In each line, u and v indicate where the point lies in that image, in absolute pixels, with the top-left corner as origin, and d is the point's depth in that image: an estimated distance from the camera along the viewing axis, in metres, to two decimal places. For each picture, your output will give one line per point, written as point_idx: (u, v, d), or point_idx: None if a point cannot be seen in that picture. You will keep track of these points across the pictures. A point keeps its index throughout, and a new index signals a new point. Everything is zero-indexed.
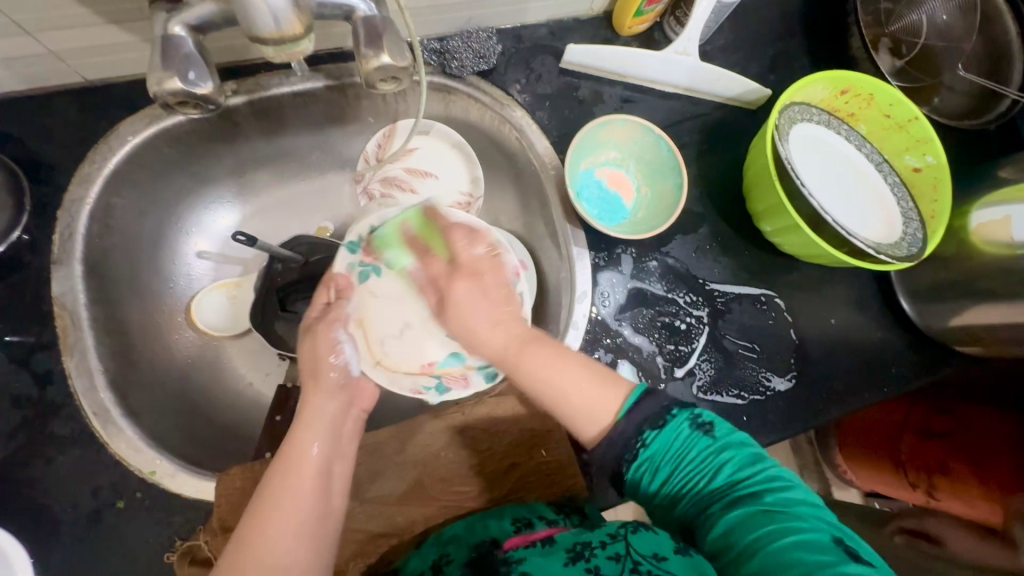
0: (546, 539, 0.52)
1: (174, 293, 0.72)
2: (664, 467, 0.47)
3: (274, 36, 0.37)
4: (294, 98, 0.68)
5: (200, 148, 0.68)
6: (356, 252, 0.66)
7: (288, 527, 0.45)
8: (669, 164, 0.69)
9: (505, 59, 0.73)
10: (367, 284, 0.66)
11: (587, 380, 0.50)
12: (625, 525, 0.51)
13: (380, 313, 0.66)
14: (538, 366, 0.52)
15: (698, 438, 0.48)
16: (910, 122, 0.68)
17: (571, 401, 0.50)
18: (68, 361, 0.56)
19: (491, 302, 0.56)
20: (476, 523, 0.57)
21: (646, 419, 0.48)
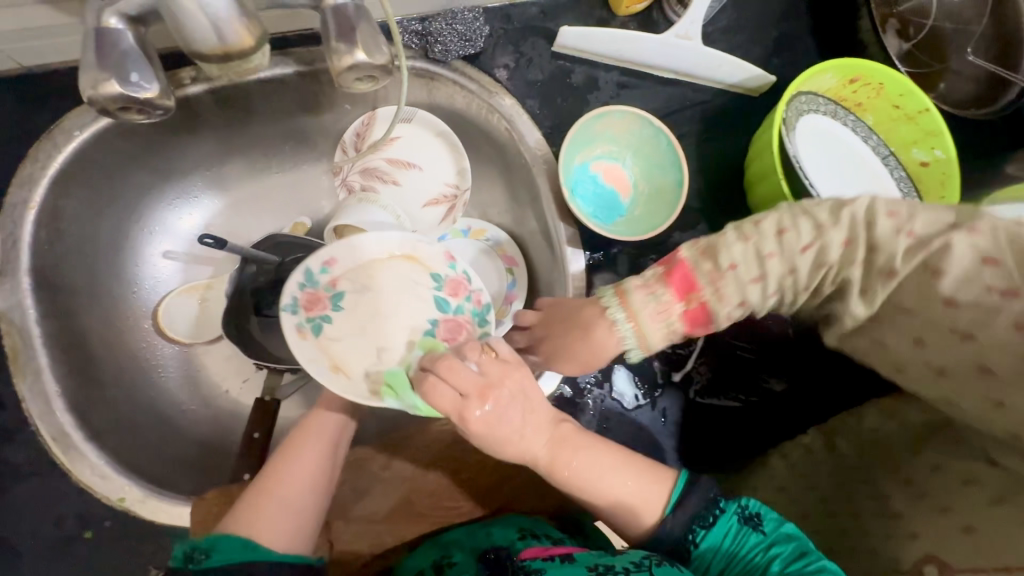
0: (565, 554, 0.49)
1: (139, 299, 0.67)
2: (715, 563, 0.47)
3: (217, 54, 0.36)
4: (260, 85, 0.62)
5: (158, 141, 0.62)
6: (298, 311, 0.57)
7: (299, 486, 0.48)
8: (669, 159, 0.65)
9: (492, 42, 0.67)
10: (323, 334, 0.57)
11: (630, 474, 0.48)
12: (649, 555, 0.47)
13: (348, 351, 0.57)
14: (583, 470, 0.48)
15: (749, 531, 0.47)
16: (921, 114, 0.65)
17: (621, 502, 0.47)
18: (20, 383, 0.52)
19: (517, 420, 0.46)
20: (481, 529, 0.55)
21: (694, 516, 0.47)
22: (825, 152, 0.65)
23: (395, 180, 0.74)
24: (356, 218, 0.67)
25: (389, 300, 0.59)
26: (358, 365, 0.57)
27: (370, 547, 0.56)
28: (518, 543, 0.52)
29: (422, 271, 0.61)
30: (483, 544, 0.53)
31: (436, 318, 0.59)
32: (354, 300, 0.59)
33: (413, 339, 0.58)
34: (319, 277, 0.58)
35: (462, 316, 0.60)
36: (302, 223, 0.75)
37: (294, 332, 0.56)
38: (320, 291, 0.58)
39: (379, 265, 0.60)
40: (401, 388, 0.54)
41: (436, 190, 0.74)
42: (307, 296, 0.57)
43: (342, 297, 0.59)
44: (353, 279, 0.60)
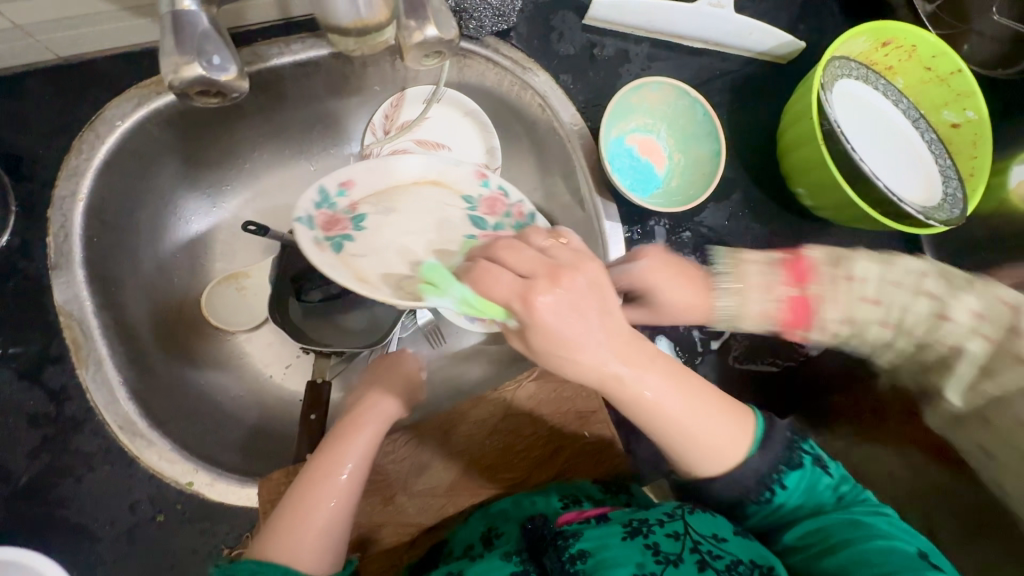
0: (600, 516, 0.50)
1: (181, 287, 0.67)
2: (789, 501, 0.45)
3: (355, 25, 0.40)
4: (296, 68, 0.62)
5: (194, 129, 0.62)
6: (315, 227, 0.57)
7: (323, 508, 0.47)
8: (704, 129, 0.65)
9: (524, 17, 0.66)
10: (346, 252, 0.57)
11: (717, 414, 0.43)
12: (680, 504, 0.48)
13: (371, 263, 0.57)
14: (670, 397, 0.41)
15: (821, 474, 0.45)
16: (952, 75, 0.65)
17: (702, 438, 0.42)
18: (84, 374, 0.52)
19: (598, 327, 0.40)
20: (524, 499, 0.57)
21: (779, 458, 0.44)
22: (859, 118, 0.65)
23: None
24: (373, 178, 0.61)
25: (415, 216, 0.61)
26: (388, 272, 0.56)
27: (432, 520, 0.58)
28: (559, 509, 0.54)
29: (452, 195, 0.63)
30: (526, 514, 0.55)
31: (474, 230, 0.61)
32: (392, 215, 0.60)
33: (442, 250, 0.58)
34: (333, 202, 0.59)
35: (502, 233, 0.61)
36: None
37: (313, 247, 0.56)
38: (338, 214, 0.59)
39: (404, 187, 0.62)
40: (443, 281, 0.49)
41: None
42: (331, 214, 0.59)
43: (362, 218, 0.60)
44: (381, 202, 0.61)
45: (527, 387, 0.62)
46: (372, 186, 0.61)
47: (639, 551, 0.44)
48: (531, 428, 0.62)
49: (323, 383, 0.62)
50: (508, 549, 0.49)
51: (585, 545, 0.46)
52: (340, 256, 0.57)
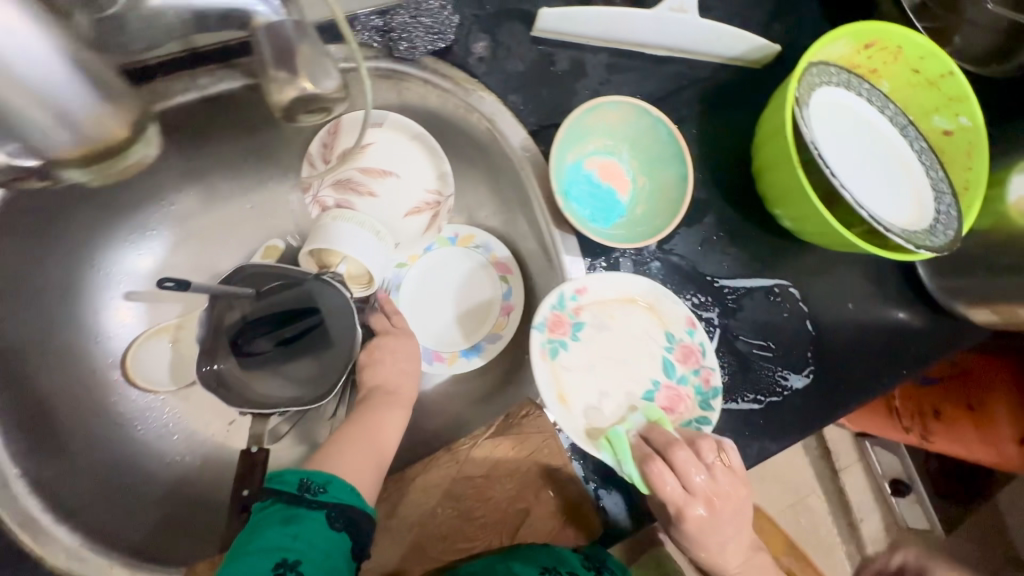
0: None
1: (102, 348, 0.61)
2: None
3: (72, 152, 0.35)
4: (206, 104, 0.55)
5: (98, 176, 0.56)
6: (544, 331, 0.59)
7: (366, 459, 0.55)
8: (669, 152, 0.59)
9: (464, 31, 0.59)
10: (560, 360, 0.60)
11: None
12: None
13: (573, 380, 0.60)
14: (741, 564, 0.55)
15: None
16: (943, 78, 0.59)
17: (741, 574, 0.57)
18: None
19: (730, 533, 0.55)
20: (498, 563, 0.53)
21: None
22: (841, 130, 0.59)
23: (371, 192, 0.67)
24: (602, 285, 0.61)
25: (625, 344, 0.62)
26: (580, 401, 0.60)
27: None
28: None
29: (656, 326, 0.62)
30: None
31: (655, 384, 0.61)
32: (590, 334, 0.61)
33: (632, 403, 0.61)
34: (568, 303, 0.60)
35: (683, 388, 0.61)
36: (276, 246, 0.68)
37: (538, 353, 0.59)
38: (563, 316, 0.60)
39: (622, 303, 0.62)
40: (623, 453, 0.54)
41: (417, 198, 0.68)
42: (557, 318, 0.60)
43: (582, 327, 0.61)
44: (598, 314, 0.62)
45: (484, 445, 0.57)
46: (600, 294, 0.61)
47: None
48: (490, 491, 0.56)
49: (257, 451, 0.57)
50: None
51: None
52: (553, 366, 0.60)
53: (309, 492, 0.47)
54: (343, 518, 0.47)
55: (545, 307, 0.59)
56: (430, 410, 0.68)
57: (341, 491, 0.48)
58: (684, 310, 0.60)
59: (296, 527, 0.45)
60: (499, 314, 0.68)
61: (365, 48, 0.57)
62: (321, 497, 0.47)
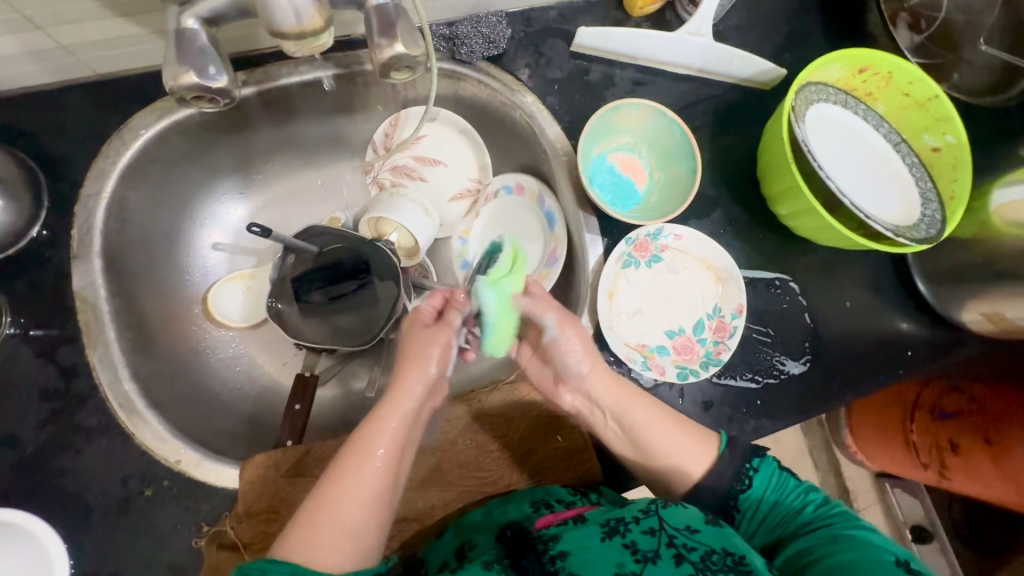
0: (576, 516, 0.56)
1: (191, 284, 0.73)
2: (763, 495, 0.55)
3: (294, 31, 0.38)
4: (303, 87, 0.68)
5: (210, 139, 0.69)
6: (631, 245, 0.69)
7: (360, 501, 0.49)
8: (682, 149, 0.68)
9: (514, 44, 0.71)
10: (626, 271, 0.69)
11: (678, 432, 0.56)
12: (652, 500, 0.55)
13: (627, 291, 0.70)
14: (642, 423, 0.56)
15: (788, 478, 0.56)
16: (930, 101, 0.67)
17: (656, 441, 0.56)
18: (92, 354, 0.57)
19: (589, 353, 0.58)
20: (494, 508, 0.59)
21: (732, 476, 0.55)
22: (835, 140, 0.67)
23: (424, 177, 0.80)
24: (694, 242, 0.70)
25: (682, 292, 0.71)
26: (623, 305, 0.69)
27: (404, 513, 0.60)
28: (531, 514, 0.57)
29: (714, 294, 0.70)
30: (500, 522, 0.57)
31: (679, 330, 0.70)
32: (659, 270, 0.70)
33: (658, 332, 0.70)
34: (661, 237, 0.69)
35: (695, 340, 0.69)
36: (338, 218, 0.80)
37: (615, 257, 0.69)
38: (651, 243, 0.69)
39: (699, 263, 0.71)
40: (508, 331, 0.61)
41: (463, 185, 0.80)
42: (644, 241, 0.69)
43: (658, 261, 0.70)
44: (676, 260, 0.70)
45: (504, 389, 0.65)
46: (689, 248, 0.70)
47: (618, 551, 0.51)
48: (506, 430, 0.64)
49: (311, 375, 0.66)
50: (489, 557, 0.52)
51: (565, 548, 0.52)
52: (619, 272, 0.69)
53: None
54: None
55: (643, 226, 0.68)
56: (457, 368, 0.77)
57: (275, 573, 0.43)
58: (743, 299, 0.69)
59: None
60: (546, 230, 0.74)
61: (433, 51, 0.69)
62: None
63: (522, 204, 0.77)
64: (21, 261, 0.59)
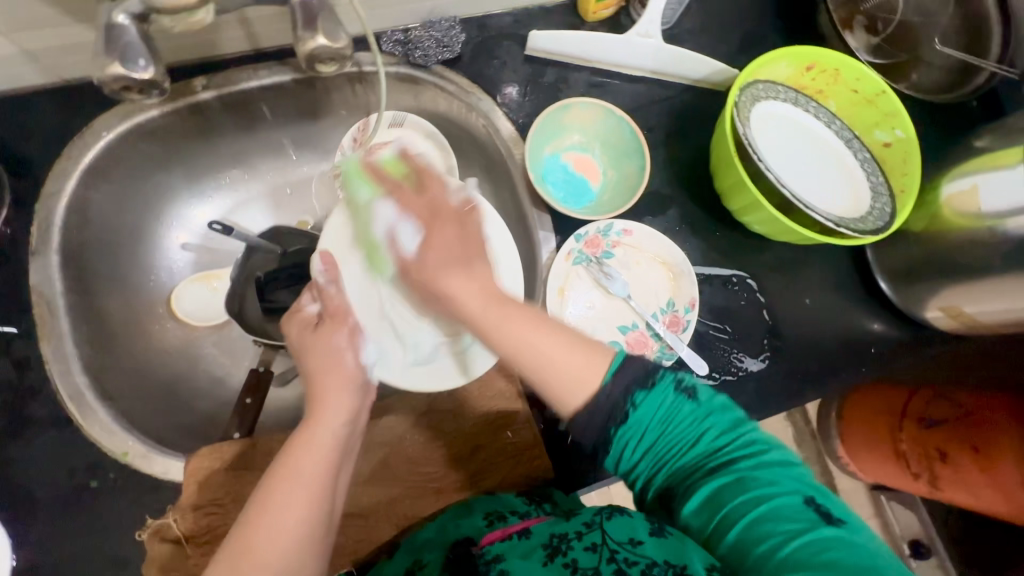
0: (522, 531, 0.52)
1: (156, 284, 0.74)
2: (650, 427, 0.47)
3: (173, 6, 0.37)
4: (263, 91, 0.70)
5: (174, 142, 0.71)
6: (581, 243, 0.69)
7: (287, 534, 0.43)
8: (632, 146, 0.69)
9: (470, 48, 0.74)
10: (578, 268, 0.70)
11: (565, 346, 0.48)
12: (599, 511, 0.50)
13: (579, 286, 0.70)
14: (519, 330, 0.49)
15: (682, 401, 0.47)
16: (878, 97, 0.68)
17: (558, 370, 0.47)
18: (45, 347, 0.59)
19: (463, 263, 0.53)
20: (448, 523, 0.57)
21: (634, 381, 0.47)
22: (784, 136, 0.68)
23: None
24: (647, 240, 0.71)
25: (636, 290, 0.71)
26: (575, 302, 0.70)
27: (348, 506, 0.60)
28: (483, 529, 0.54)
29: (666, 292, 0.71)
30: (448, 537, 0.55)
31: (632, 325, 0.70)
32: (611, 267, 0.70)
33: (609, 328, 0.70)
34: (612, 233, 0.70)
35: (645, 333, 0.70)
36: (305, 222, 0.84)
37: (565, 253, 0.69)
38: (603, 239, 0.70)
39: (650, 260, 0.71)
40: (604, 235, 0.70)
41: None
42: (596, 238, 0.70)
43: (611, 258, 0.70)
44: (628, 257, 0.71)
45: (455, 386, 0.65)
46: (641, 244, 0.71)
47: (557, 572, 0.46)
48: (456, 424, 0.64)
49: (264, 370, 0.67)
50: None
51: (506, 567, 0.48)
52: (571, 270, 0.70)
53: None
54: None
55: (593, 222, 0.69)
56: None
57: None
58: (695, 292, 0.69)
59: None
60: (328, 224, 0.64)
61: (389, 56, 0.71)
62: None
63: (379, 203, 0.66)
64: None
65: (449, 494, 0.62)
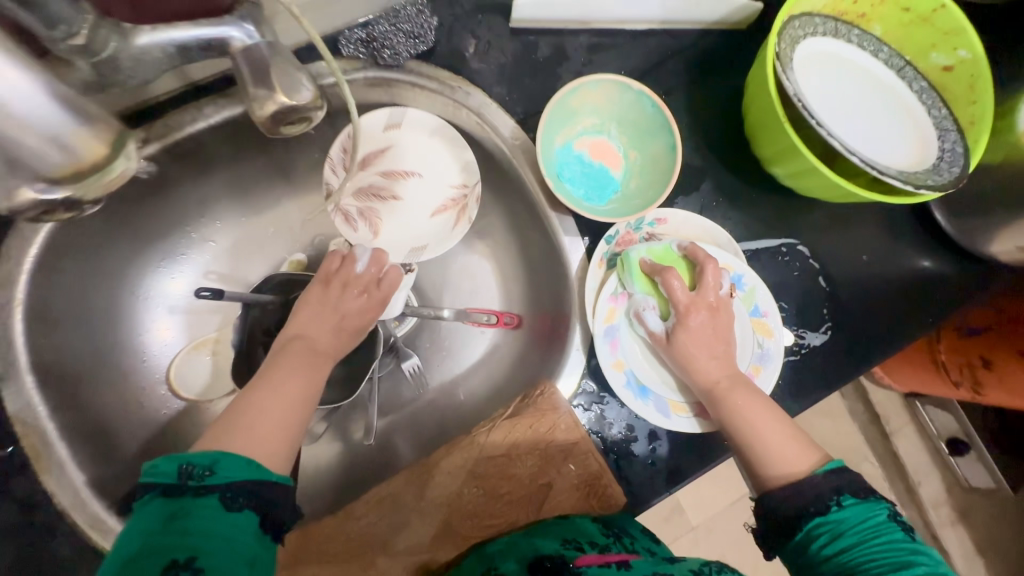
0: (621, 561, 0.51)
1: (150, 367, 0.66)
2: (849, 535, 0.45)
3: (67, 171, 0.29)
4: (214, 131, 0.59)
5: (129, 209, 0.60)
6: (613, 244, 0.61)
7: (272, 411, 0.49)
8: (656, 122, 0.59)
9: (444, 32, 0.61)
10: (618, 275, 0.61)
11: (789, 435, 0.52)
12: (708, 565, 0.54)
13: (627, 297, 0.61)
14: (753, 412, 0.53)
15: (895, 527, 0.46)
16: (936, 13, 0.57)
17: (772, 448, 0.51)
18: (47, 479, 0.52)
19: (706, 344, 0.56)
20: (522, 542, 0.54)
21: (847, 483, 0.48)
22: (832, 80, 0.58)
23: (394, 195, 0.68)
24: (684, 227, 0.62)
25: None
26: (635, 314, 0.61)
27: None
28: (566, 551, 0.51)
29: None
30: (527, 552, 0.52)
31: None
32: None
33: None
34: (644, 225, 0.61)
35: None
36: (298, 261, 0.72)
37: (597, 260, 0.61)
38: (635, 234, 0.61)
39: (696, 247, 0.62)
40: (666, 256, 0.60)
41: (443, 196, 0.67)
42: (628, 234, 0.61)
43: None
44: None
45: (503, 425, 0.60)
46: (678, 231, 0.62)
47: None
48: (514, 469, 0.58)
49: None
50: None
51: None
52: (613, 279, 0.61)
53: (192, 479, 0.41)
54: (249, 492, 0.42)
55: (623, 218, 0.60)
56: (465, 394, 0.72)
57: (232, 468, 0.42)
58: None
59: (197, 536, 0.39)
60: (621, 241, 0.61)
61: (352, 60, 0.59)
62: (211, 481, 0.41)
63: None
64: None
65: None
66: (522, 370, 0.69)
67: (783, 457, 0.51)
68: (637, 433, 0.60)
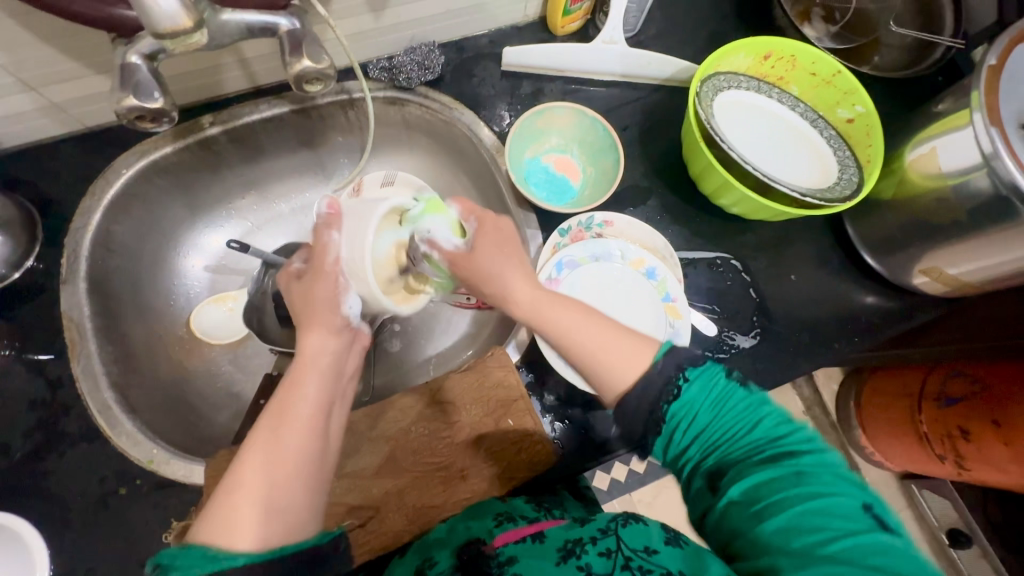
0: (536, 533, 0.54)
1: (176, 308, 0.80)
2: (702, 411, 0.47)
3: (169, 31, 0.40)
4: (264, 123, 0.76)
5: (189, 176, 0.77)
6: (565, 236, 0.73)
7: (285, 478, 0.44)
8: (607, 143, 0.75)
9: (449, 69, 0.80)
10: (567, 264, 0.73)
11: (619, 337, 0.52)
12: (614, 519, 0.53)
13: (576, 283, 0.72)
14: (567, 322, 0.54)
15: (733, 386, 0.48)
16: (835, 76, 0.72)
17: (609, 353, 0.51)
18: (75, 366, 0.64)
19: (505, 261, 0.57)
20: (459, 524, 0.58)
21: (684, 358, 0.49)
22: (750, 121, 0.72)
23: None
24: (627, 231, 0.75)
25: (627, 283, 0.73)
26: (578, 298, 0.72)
27: (360, 499, 0.62)
28: (494, 529, 0.56)
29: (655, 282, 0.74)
30: (461, 539, 0.56)
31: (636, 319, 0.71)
32: (599, 257, 0.74)
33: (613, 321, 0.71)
34: (594, 225, 0.74)
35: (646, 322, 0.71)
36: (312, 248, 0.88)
37: (551, 246, 0.73)
38: (586, 232, 0.74)
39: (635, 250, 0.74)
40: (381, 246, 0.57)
41: None
42: (580, 229, 0.74)
43: (597, 250, 0.74)
44: (614, 246, 0.74)
45: (455, 377, 0.68)
46: (624, 234, 0.75)
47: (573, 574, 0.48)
48: (458, 416, 0.66)
49: None
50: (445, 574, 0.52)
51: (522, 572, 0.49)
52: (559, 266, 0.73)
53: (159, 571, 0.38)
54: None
55: (575, 216, 0.74)
56: (434, 367, 0.81)
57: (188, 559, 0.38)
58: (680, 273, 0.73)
59: None
60: (573, 237, 0.74)
61: (376, 81, 0.77)
62: None
63: (622, 273, 0.74)
64: (22, 292, 0.67)
65: (457, 483, 0.64)
66: (483, 346, 0.78)
67: (621, 366, 0.50)
68: (571, 402, 0.69)
